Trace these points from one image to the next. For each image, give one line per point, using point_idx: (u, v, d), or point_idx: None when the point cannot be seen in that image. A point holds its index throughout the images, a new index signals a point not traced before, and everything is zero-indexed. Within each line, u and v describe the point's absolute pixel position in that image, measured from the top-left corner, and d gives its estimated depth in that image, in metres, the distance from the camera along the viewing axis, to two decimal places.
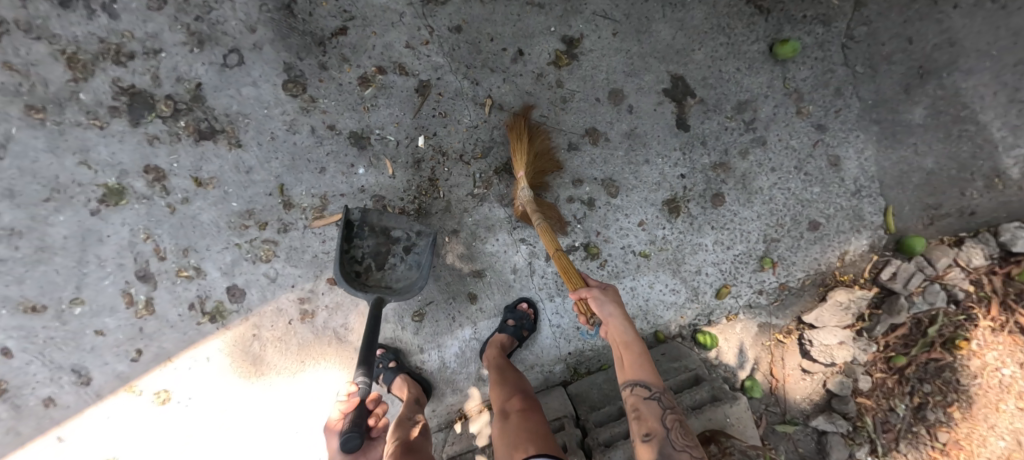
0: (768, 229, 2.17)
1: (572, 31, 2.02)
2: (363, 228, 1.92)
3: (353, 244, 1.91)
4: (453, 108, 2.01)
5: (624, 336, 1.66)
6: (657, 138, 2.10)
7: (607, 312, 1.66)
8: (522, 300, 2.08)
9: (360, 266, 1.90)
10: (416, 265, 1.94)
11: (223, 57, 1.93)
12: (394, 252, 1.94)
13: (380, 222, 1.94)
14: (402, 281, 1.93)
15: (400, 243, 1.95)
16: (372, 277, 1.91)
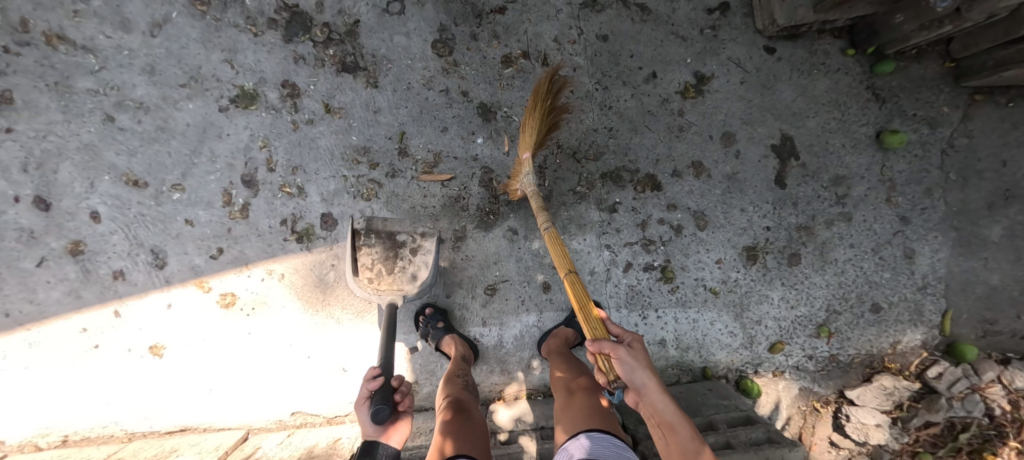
0: (833, 300, 2.26)
1: (705, 69, 2.15)
2: (370, 233, 2.01)
3: (361, 250, 2.00)
4: (579, 108, 2.11)
5: (642, 392, 1.43)
6: (755, 187, 2.21)
7: (636, 377, 1.42)
8: (592, 304, 2.15)
9: (367, 271, 1.99)
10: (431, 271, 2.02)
11: (387, 3, 2.04)
12: (401, 252, 2.02)
13: (385, 227, 2.03)
14: (413, 281, 2.01)
15: (407, 245, 2.03)
16: (383, 279, 2.00)
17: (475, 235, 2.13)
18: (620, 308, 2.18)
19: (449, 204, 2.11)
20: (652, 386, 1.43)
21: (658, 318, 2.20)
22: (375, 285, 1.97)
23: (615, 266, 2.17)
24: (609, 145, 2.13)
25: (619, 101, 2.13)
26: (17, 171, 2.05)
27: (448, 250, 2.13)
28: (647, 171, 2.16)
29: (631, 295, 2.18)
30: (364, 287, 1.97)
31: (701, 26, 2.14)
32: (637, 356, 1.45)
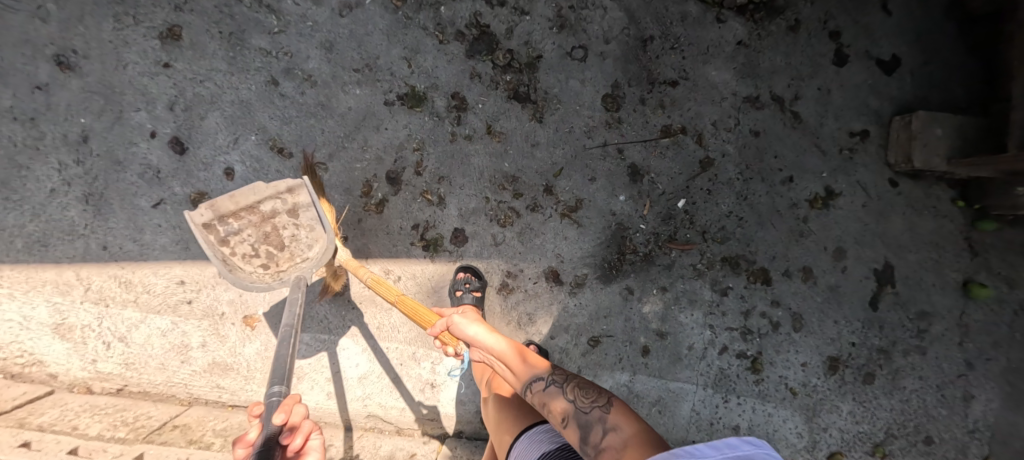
0: (893, 424, 2.39)
1: (836, 185, 2.29)
2: (229, 219, 1.81)
3: (234, 245, 1.81)
4: (718, 191, 2.21)
5: (496, 343, 1.68)
6: (851, 304, 2.34)
7: (502, 354, 1.66)
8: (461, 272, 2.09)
9: (259, 260, 1.83)
10: (257, 212, 1.83)
11: (572, 48, 2.11)
12: (279, 219, 1.85)
13: (241, 202, 1.82)
14: (313, 243, 1.85)
15: (281, 211, 1.85)
16: (279, 258, 1.84)
17: (592, 284, 2.17)
18: (706, 386, 2.25)
19: (577, 249, 2.15)
20: (502, 343, 1.68)
21: (737, 404, 2.28)
22: (274, 267, 1.82)
23: (711, 346, 2.24)
24: (735, 233, 2.23)
25: (754, 194, 2.24)
26: (163, 108, 1.99)
27: (564, 292, 2.16)
28: (762, 265, 2.26)
29: (718, 377, 2.26)
30: (262, 277, 1.80)
31: (841, 146, 2.28)
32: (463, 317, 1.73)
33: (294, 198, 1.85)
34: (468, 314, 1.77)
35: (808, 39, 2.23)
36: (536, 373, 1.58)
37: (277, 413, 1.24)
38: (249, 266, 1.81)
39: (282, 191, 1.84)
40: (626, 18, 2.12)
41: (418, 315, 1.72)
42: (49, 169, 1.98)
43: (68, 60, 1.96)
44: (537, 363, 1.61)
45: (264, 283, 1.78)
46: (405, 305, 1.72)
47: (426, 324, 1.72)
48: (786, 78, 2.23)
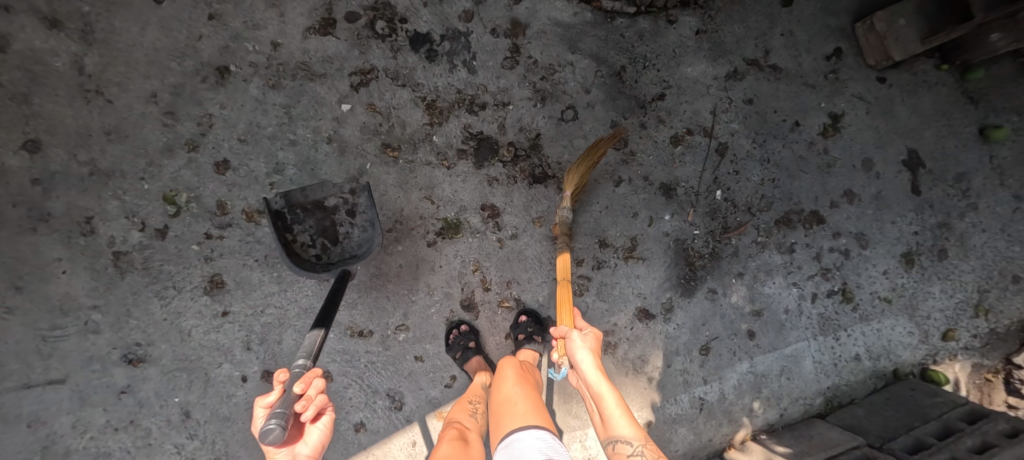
0: (981, 281, 2.53)
1: (837, 108, 2.41)
2: (297, 212, 1.98)
3: (295, 234, 1.96)
4: (744, 167, 2.32)
5: (588, 380, 1.70)
6: (897, 201, 2.48)
7: (579, 354, 1.74)
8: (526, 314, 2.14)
9: (314, 249, 1.96)
10: (318, 208, 2.00)
11: (562, 111, 2.20)
12: (339, 216, 2.01)
13: (308, 199, 1.99)
14: (362, 243, 2.01)
15: (343, 208, 2.02)
16: (333, 251, 1.99)
17: (680, 301, 2.27)
18: (816, 335, 2.38)
19: (653, 280, 2.25)
20: (601, 383, 1.68)
21: (849, 336, 2.41)
22: (325, 259, 1.96)
23: (803, 299, 2.37)
24: (776, 194, 2.34)
25: (774, 152, 2.35)
26: (241, 350, 2.04)
27: (660, 322, 2.26)
28: (810, 208, 2.38)
29: (822, 322, 2.39)
30: (315, 265, 1.92)
31: (825, 73, 2.40)
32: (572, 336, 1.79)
33: (354, 199, 2.01)
34: (590, 338, 1.80)
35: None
36: (619, 434, 1.62)
37: (297, 382, 1.43)
38: (305, 255, 1.95)
39: (344, 192, 2.00)
40: (592, 63, 2.22)
41: (565, 308, 1.86)
42: (169, 455, 2.01)
43: (136, 354, 2.00)
44: (633, 430, 1.62)
45: (311, 268, 1.89)
46: (564, 290, 1.90)
47: (561, 322, 1.85)
48: (751, 40, 2.34)
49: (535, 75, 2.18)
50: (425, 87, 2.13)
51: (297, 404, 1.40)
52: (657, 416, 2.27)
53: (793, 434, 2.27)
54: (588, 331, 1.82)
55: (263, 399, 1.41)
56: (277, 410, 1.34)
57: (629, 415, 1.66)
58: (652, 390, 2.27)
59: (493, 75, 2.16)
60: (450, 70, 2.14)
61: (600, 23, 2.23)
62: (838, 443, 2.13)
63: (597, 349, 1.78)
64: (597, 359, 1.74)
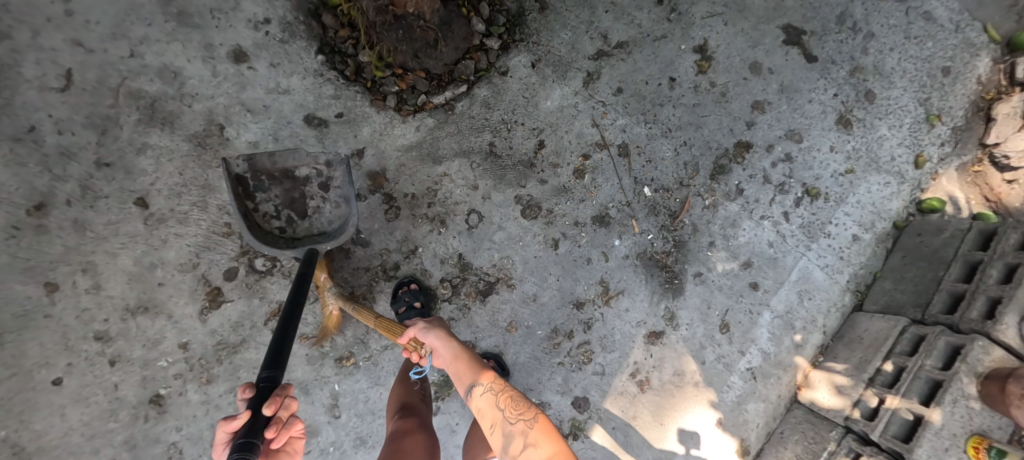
0: (918, 94, 2.46)
1: (697, 41, 2.32)
2: (261, 179, 1.85)
3: (260, 202, 1.86)
4: (652, 150, 2.26)
5: (444, 355, 1.58)
6: (802, 79, 2.39)
7: (427, 337, 1.62)
8: (484, 358, 2.11)
9: (280, 220, 1.89)
10: (287, 177, 1.89)
11: (466, 220, 2.13)
12: (310, 188, 1.92)
13: (277, 166, 1.86)
14: (333, 219, 1.95)
15: (313, 179, 1.92)
16: (298, 224, 1.92)
17: (676, 303, 2.23)
18: (809, 246, 2.34)
19: (641, 303, 2.21)
20: (456, 348, 1.57)
21: (837, 225, 2.36)
22: (290, 232, 1.91)
23: (778, 224, 2.32)
24: (695, 154, 2.28)
25: (669, 118, 2.28)
26: None
27: (672, 332, 2.23)
28: (732, 142, 2.31)
29: (806, 230, 2.34)
30: (279, 240, 1.87)
31: (666, 17, 2.30)
32: (423, 324, 1.66)
33: (329, 172, 1.90)
34: (424, 322, 1.67)
35: None
36: (471, 382, 1.49)
37: (268, 404, 1.25)
38: (267, 225, 1.87)
39: (318, 162, 1.89)
40: (462, 160, 2.14)
41: (391, 327, 1.70)
42: None
43: None
44: (477, 371, 1.50)
45: (275, 244, 1.84)
46: (381, 322, 1.73)
47: (394, 336, 1.69)
48: (584, 37, 2.25)
49: (421, 207, 2.11)
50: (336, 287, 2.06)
51: (268, 429, 1.23)
52: (722, 410, 2.25)
53: (845, 344, 2.25)
54: (424, 324, 1.64)
55: (228, 424, 1.20)
56: (244, 440, 1.16)
57: (479, 362, 1.53)
58: (704, 393, 2.24)
59: (385, 233, 2.09)
60: (346, 255, 2.07)
61: (445, 119, 2.15)
62: (888, 334, 2.12)
63: (439, 335, 1.62)
64: (442, 327, 1.66)
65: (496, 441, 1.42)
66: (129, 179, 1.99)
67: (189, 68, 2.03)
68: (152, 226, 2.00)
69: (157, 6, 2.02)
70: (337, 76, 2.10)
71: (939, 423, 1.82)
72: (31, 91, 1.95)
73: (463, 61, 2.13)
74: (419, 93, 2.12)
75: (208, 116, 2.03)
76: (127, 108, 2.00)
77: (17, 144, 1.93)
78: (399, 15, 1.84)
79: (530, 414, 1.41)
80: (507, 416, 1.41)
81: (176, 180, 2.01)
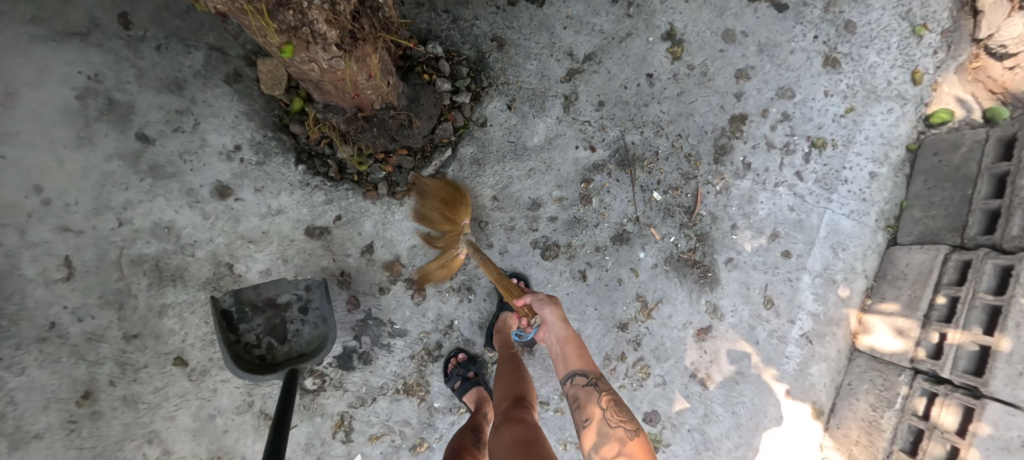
0: (898, 9, 2.36)
1: (664, 28, 2.23)
2: (244, 311, 1.91)
3: (242, 334, 1.89)
4: (650, 153, 2.21)
5: (558, 335, 1.74)
6: (779, 32, 2.31)
7: (547, 314, 1.74)
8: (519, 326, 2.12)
9: (261, 349, 1.89)
10: (269, 307, 1.94)
11: (491, 279, 2.12)
12: (291, 314, 1.96)
13: (260, 297, 1.94)
14: (313, 339, 1.95)
15: (294, 305, 1.97)
16: (279, 350, 1.92)
17: (715, 294, 2.22)
18: (829, 198, 2.30)
19: (682, 306, 2.21)
20: (569, 331, 1.74)
21: (851, 169, 2.31)
22: (270, 358, 1.89)
23: (794, 186, 2.28)
24: (693, 144, 2.23)
25: (658, 115, 2.22)
26: None
27: (719, 323, 2.23)
28: (726, 119, 2.26)
29: (823, 184, 2.30)
30: (258, 365, 1.85)
31: (626, 14, 2.21)
32: (544, 297, 1.78)
33: (308, 294, 1.97)
34: (545, 295, 1.79)
35: (514, 29, 2.17)
36: (578, 369, 1.69)
37: None
38: (249, 354, 1.87)
39: (299, 288, 1.97)
40: (468, 223, 2.12)
41: (510, 287, 1.70)
42: None
43: None
44: (589, 366, 1.70)
45: (256, 370, 1.81)
46: (501, 280, 1.70)
47: (512, 297, 1.71)
48: (550, 61, 2.18)
49: (444, 281, 2.10)
50: (388, 382, 2.07)
51: None
52: (788, 381, 2.27)
53: (890, 282, 2.25)
54: (544, 298, 1.77)
55: None
56: None
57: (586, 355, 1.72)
58: (766, 371, 2.25)
59: (419, 317, 2.10)
60: (388, 348, 2.08)
61: None
62: (932, 267, 2.12)
63: (558, 315, 1.75)
64: (557, 306, 1.77)
65: (588, 434, 1.61)
66: (160, 343, 2.00)
67: (180, 218, 2.01)
68: (198, 380, 2.02)
69: (127, 167, 1.99)
70: (322, 180, 2.06)
71: (1009, 350, 1.79)
72: (39, 289, 1.92)
73: (441, 126, 2.08)
74: (407, 171, 2.08)
75: (213, 259, 2.02)
76: (134, 276, 1.99)
77: (44, 344, 1.92)
78: (368, 117, 1.78)
79: (630, 426, 1.59)
80: (608, 419, 1.60)
81: (205, 329, 2.01)
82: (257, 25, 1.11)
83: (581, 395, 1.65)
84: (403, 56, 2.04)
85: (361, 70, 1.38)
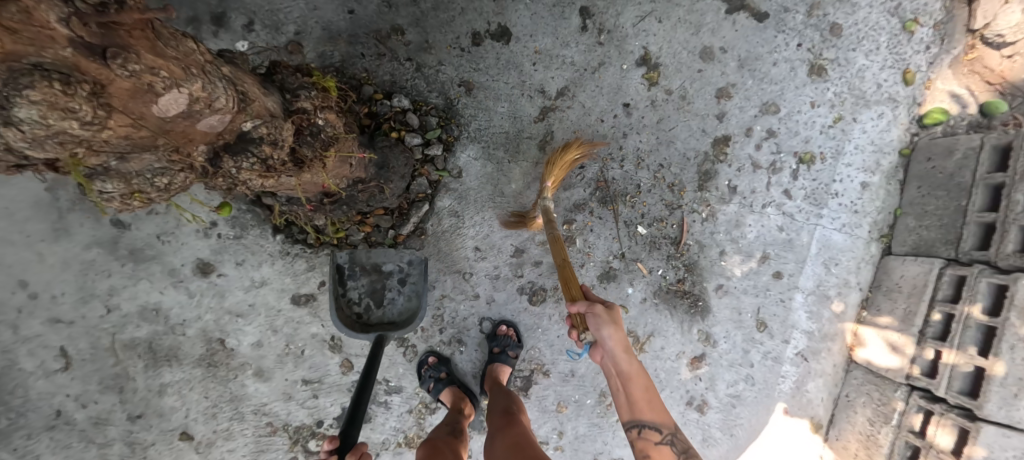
0: (887, 3, 2.20)
1: (638, 53, 2.14)
2: (355, 269, 2.05)
3: (348, 289, 2.04)
4: (632, 186, 2.17)
5: (621, 363, 1.55)
6: (760, 44, 2.19)
7: (605, 334, 1.53)
8: (501, 324, 2.13)
9: (359, 308, 2.03)
10: (375, 272, 2.06)
11: (480, 329, 2.15)
12: (391, 282, 2.07)
13: (370, 260, 2.06)
14: (402, 310, 2.06)
15: (395, 275, 2.07)
16: (373, 315, 2.04)
17: (706, 322, 2.24)
18: (819, 214, 2.24)
19: (674, 337, 2.24)
20: (632, 364, 1.55)
21: (841, 181, 2.24)
22: (362, 321, 2.02)
23: (782, 205, 2.24)
24: (676, 173, 2.19)
25: (638, 146, 2.17)
26: None
27: (712, 350, 2.25)
28: (708, 143, 2.19)
29: (812, 200, 2.24)
30: (352, 325, 1.98)
31: (597, 41, 2.12)
32: (601, 312, 1.55)
33: (407, 268, 2.07)
34: (602, 310, 1.55)
35: (481, 71, 2.09)
36: (641, 406, 1.56)
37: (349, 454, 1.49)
38: (349, 309, 2.02)
39: (402, 261, 2.07)
40: (453, 276, 2.12)
41: (570, 284, 1.66)
42: None
43: None
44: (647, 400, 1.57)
45: (350, 326, 1.96)
46: (566, 271, 1.69)
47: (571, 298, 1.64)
48: (521, 101, 2.11)
49: (435, 336, 2.13)
50: (389, 437, 2.13)
51: None
52: (784, 399, 2.28)
53: (885, 294, 2.22)
54: (603, 318, 1.53)
55: None
56: None
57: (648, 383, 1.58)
58: (763, 391, 2.27)
59: (413, 373, 2.12)
60: (385, 406, 2.12)
61: (421, 244, 2.10)
62: (926, 282, 2.10)
63: (624, 342, 1.54)
64: (620, 329, 1.54)
65: None
66: (164, 421, 2.05)
67: (167, 299, 2.01)
68: (205, 451, 2.08)
69: (107, 254, 1.97)
70: (302, 247, 2.05)
71: (1003, 373, 1.83)
72: (39, 381, 1.97)
73: (416, 180, 2.06)
74: (386, 229, 2.07)
75: (205, 336, 2.04)
76: (129, 359, 2.02)
77: (54, 431, 1.99)
78: (335, 199, 1.86)
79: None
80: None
81: (205, 404, 2.06)
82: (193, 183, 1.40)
83: (642, 434, 1.56)
84: (369, 114, 2.02)
85: (311, 179, 1.57)
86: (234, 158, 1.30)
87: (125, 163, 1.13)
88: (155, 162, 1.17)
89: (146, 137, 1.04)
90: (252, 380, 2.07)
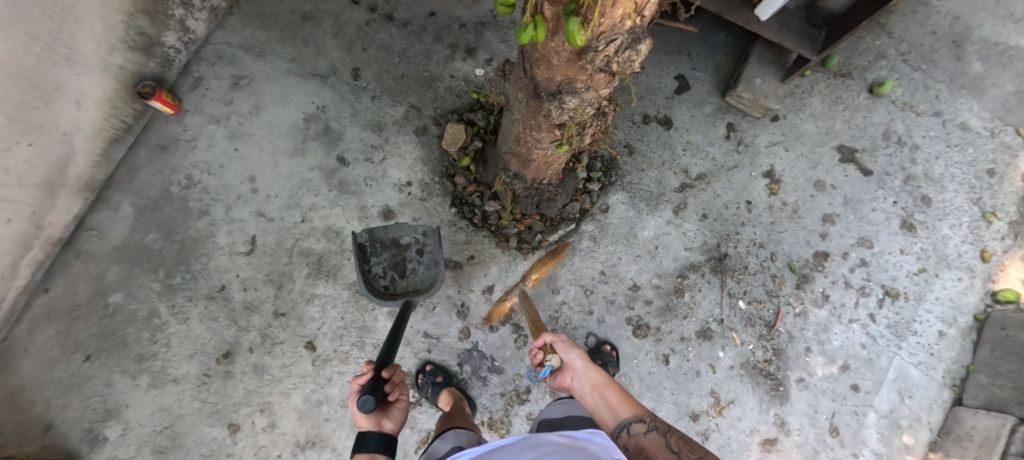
0: (970, 193, 2.71)
1: (766, 168, 2.68)
2: (376, 246, 2.14)
3: (371, 265, 2.11)
4: (739, 267, 2.55)
5: (592, 376, 1.70)
6: (863, 191, 2.70)
7: (568, 354, 1.79)
8: (603, 342, 2.39)
9: (384, 280, 2.10)
10: (393, 245, 2.16)
11: (585, 342, 2.41)
12: (410, 254, 2.15)
13: (388, 235, 2.15)
14: (425, 277, 2.14)
15: (412, 247, 2.16)
16: (398, 284, 2.11)
17: (784, 409, 2.42)
18: (899, 345, 2.52)
19: (751, 412, 2.41)
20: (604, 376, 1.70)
21: (921, 322, 2.55)
22: (392, 291, 2.09)
23: (866, 326, 2.53)
24: (778, 267, 2.57)
25: (752, 236, 2.60)
26: None
27: (784, 438, 2.40)
28: (810, 253, 2.60)
29: (894, 330, 2.53)
30: (383, 294, 2.06)
31: (735, 149, 2.69)
32: (564, 340, 1.85)
33: (425, 239, 2.17)
34: (567, 338, 1.86)
35: (643, 142, 2.66)
36: (624, 415, 1.56)
37: (387, 369, 1.72)
38: (376, 284, 2.08)
39: (418, 232, 2.17)
40: (577, 288, 2.46)
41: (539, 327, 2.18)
42: None
43: None
44: (631, 408, 1.57)
45: (384, 298, 2.03)
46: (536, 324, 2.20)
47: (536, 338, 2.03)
48: (668, 172, 2.63)
49: None
50: (477, 412, 2.31)
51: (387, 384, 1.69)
52: None
53: (954, 440, 2.37)
54: (569, 343, 1.83)
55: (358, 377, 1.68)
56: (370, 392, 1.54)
57: (626, 397, 1.63)
58: None
59: (517, 359, 2.36)
60: (484, 382, 2.34)
61: (559, 254, 2.49)
62: (998, 435, 2.26)
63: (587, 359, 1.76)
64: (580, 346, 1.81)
65: None
66: (300, 326, 2.31)
67: (349, 228, 2.41)
68: (319, 366, 2.28)
69: (323, 178, 2.44)
70: (467, 224, 2.47)
71: None
72: (224, 256, 2.33)
73: (572, 203, 2.52)
74: (536, 233, 2.48)
75: None
76: (298, 264, 2.36)
77: (212, 301, 2.29)
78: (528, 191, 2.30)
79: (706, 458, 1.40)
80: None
81: (338, 323, 2.32)
82: (555, 128, 1.70)
83: (638, 442, 1.48)
84: None
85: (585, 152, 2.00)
86: (592, 118, 1.70)
87: (588, 92, 1.46)
88: (594, 101, 1.51)
89: (619, 81, 1.45)
90: (384, 317, 2.35)
